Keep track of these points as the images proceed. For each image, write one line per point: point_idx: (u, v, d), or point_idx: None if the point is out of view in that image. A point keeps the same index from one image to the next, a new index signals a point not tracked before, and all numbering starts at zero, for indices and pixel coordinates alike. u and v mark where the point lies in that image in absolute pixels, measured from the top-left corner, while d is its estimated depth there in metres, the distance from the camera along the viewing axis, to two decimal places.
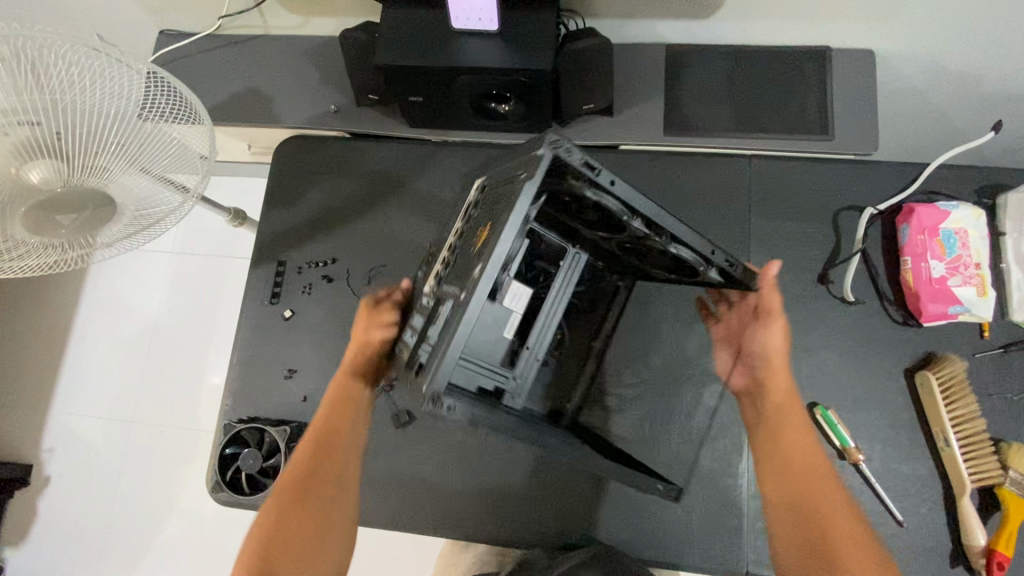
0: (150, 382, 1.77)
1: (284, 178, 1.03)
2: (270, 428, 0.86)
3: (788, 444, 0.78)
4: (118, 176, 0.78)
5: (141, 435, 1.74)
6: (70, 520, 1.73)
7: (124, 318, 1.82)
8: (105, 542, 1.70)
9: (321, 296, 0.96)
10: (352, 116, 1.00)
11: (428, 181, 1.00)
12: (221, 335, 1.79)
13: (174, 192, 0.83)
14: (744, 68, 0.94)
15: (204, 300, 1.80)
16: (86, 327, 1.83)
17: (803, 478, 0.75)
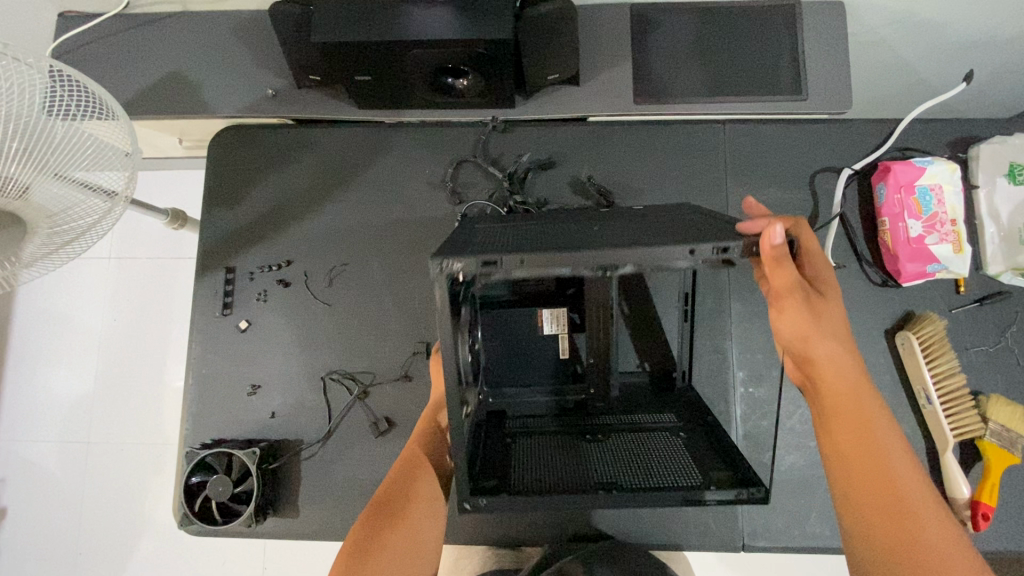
0: (103, 399, 1.65)
1: (224, 174, 0.93)
2: (238, 450, 0.80)
3: (852, 422, 0.58)
4: (32, 191, 0.66)
5: (101, 455, 1.64)
6: (35, 552, 1.62)
7: (65, 334, 1.68)
8: (76, 570, 1.61)
9: (279, 303, 0.89)
10: (294, 100, 0.90)
11: (386, 167, 0.92)
12: (176, 342, 1.67)
13: (98, 198, 0.73)
14: (714, 27, 0.88)
15: (153, 307, 1.67)
16: (24, 347, 1.68)
17: (877, 468, 0.56)
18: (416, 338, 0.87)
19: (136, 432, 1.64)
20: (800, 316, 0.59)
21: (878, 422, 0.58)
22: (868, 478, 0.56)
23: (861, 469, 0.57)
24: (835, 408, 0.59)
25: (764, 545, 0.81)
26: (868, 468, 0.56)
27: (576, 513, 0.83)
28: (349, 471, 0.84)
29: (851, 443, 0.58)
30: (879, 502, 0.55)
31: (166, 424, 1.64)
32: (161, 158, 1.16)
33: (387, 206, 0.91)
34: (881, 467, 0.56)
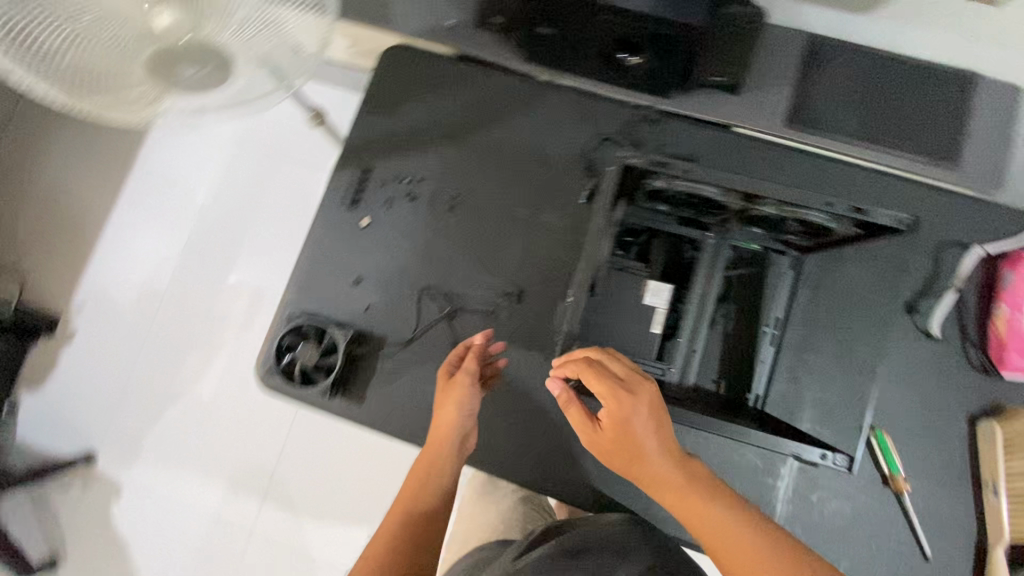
0: (187, 264, 1.79)
1: (383, 85, 1.00)
2: (334, 328, 0.87)
3: (667, 485, 0.63)
4: (230, 45, 0.74)
5: (171, 312, 1.77)
6: (88, 379, 1.76)
7: (173, 196, 1.82)
8: (118, 406, 1.74)
9: (400, 213, 0.95)
10: (468, 37, 0.97)
11: (531, 119, 0.96)
12: (264, 233, 1.78)
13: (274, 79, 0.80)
14: (885, 76, 0.90)
15: (254, 196, 1.79)
16: (136, 197, 1.83)
17: (702, 508, 0.61)
18: (511, 282, 0.92)
19: (207, 301, 1.76)
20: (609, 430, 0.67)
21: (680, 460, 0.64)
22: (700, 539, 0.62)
23: (694, 511, 0.62)
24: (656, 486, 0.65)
25: None
26: (697, 508, 0.61)
27: (613, 488, 0.86)
28: (417, 381, 0.89)
29: (689, 499, 0.62)
30: (719, 546, 0.60)
31: (234, 305, 1.76)
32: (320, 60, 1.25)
33: (521, 155, 0.95)
34: (707, 505, 0.61)
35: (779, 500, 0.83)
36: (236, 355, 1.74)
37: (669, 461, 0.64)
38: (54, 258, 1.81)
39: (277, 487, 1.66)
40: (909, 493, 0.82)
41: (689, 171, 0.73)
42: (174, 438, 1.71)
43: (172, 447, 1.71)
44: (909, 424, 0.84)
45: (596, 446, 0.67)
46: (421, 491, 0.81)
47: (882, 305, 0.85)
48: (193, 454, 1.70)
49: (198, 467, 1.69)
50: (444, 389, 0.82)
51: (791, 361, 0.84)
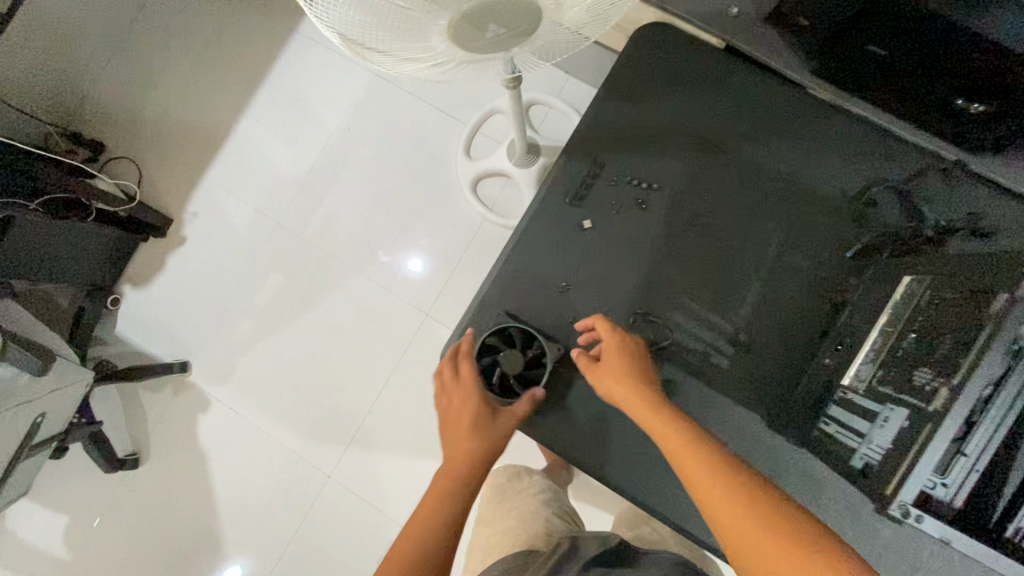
0: (308, 193, 1.71)
1: (632, 69, 0.87)
2: (545, 340, 0.81)
3: (691, 445, 0.58)
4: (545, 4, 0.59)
5: (283, 239, 1.71)
6: (191, 289, 1.73)
7: (305, 118, 1.72)
8: (216, 322, 1.71)
9: (626, 220, 0.84)
10: (750, 31, 0.82)
11: (800, 146, 0.83)
12: (393, 178, 1.68)
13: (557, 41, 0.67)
14: None
15: (388, 137, 1.69)
16: (266, 111, 1.74)
17: (710, 478, 0.55)
18: (742, 328, 0.80)
19: (322, 237, 1.69)
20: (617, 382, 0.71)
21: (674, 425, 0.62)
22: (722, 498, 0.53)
23: (710, 493, 0.53)
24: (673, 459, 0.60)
25: None
26: (716, 481, 0.54)
27: None
28: (614, 412, 0.81)
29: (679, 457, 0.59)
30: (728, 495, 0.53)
31: (347, 246, 1.68)
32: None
33: (779, 184, 0.82)
34: (728, 490, 0.53)
35: None
36: (340, 297, 1.67)
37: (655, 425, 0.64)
38: (175, 158, 1.75)
39: (360, 440, 1.62)
40: None
41: None
42: (266, 366, 1.68)
43: (263, 375, 1.68)
44: None
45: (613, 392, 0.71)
46: (445, 494, 0.69)
47: None
48: (282, 387, 1.67)
49: (285, 401, 1.66)
50: (450, 390, 0.79)
51: None
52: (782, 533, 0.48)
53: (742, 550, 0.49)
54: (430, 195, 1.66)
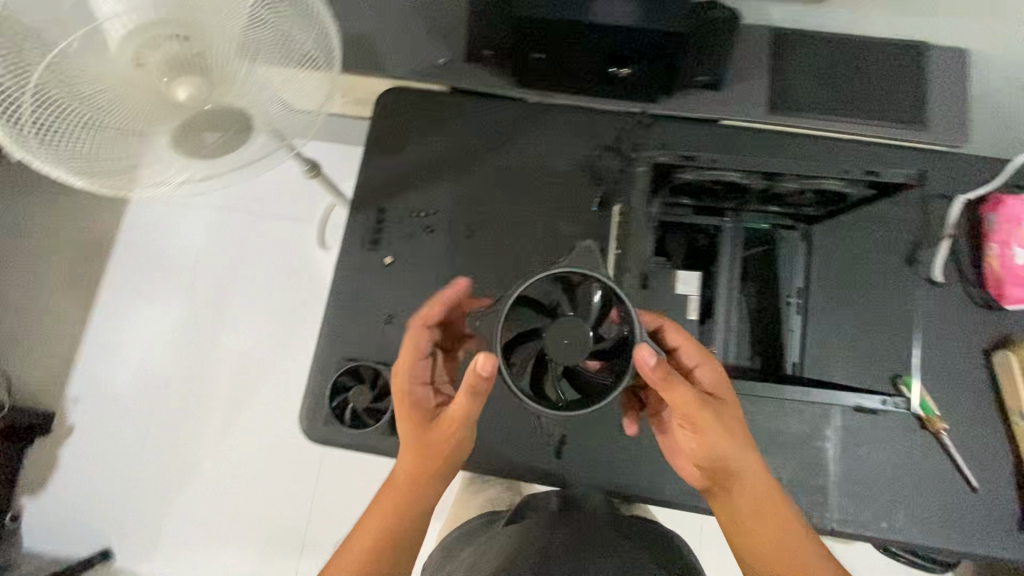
0: (181, 338, 1.71)
1: (385, 126, 1.03)
2: (385, 368, 0.91)
3: (761, 492, 0.70)
4: (238, 102, 0.76)
5: (173, 388, 1.69)
6: (93, 474, 1.67)
7: (158, 267, 1.74)
8: (128, 497, 1.64)
9: (421, 246, 0.97)
10: (460, 71, 1.01)
11: (531, 141, 1.00)
12: (257, 292, 1.71)
13: (273, 133, 0.79)
14: (845, 57, 0.99)
15: (241, 259, 1.72)
16: (120, 276, 1.76)
17: (762, 502, 0.70)
18: None
19: (207, 372, 1.68)
20: (687, 405, 0.68)
21: (738, 445, 0.70)
22: (755, 519, 0.69)
23: (768, 517, 0.69)
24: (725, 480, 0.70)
25: (848, 532, 0.85)
26: (770, 512, 0.69)
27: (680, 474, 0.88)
28: None
29: (764, 476, 0.70)
30: (773, 526, 0.69)
31: (234, 372, 1.67)
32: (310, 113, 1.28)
33: (528, 175, 1.00)
34: (778, 518, 0.69)
35: (831, 460, 0.87)
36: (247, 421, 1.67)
37: (734, 443, 0.69)
38: (39, 353, 1.72)
39: (309, 551, 1.58)
40: (945, 431, 0.87)
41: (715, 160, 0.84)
42: (192, 519, 1.62)
43: (190, 530, 1.61)
44: (933, 367, 0.90)
45: (683, 412, 0.69)
46: (409, 490, 0.73)
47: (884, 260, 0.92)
48: (215, 533, 1.61)
49: (222, 547, 1.60)
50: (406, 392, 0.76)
51: (823, 329, 0.90)
52: (832, 561, 0.68)
53: (750, 563, 0.68)
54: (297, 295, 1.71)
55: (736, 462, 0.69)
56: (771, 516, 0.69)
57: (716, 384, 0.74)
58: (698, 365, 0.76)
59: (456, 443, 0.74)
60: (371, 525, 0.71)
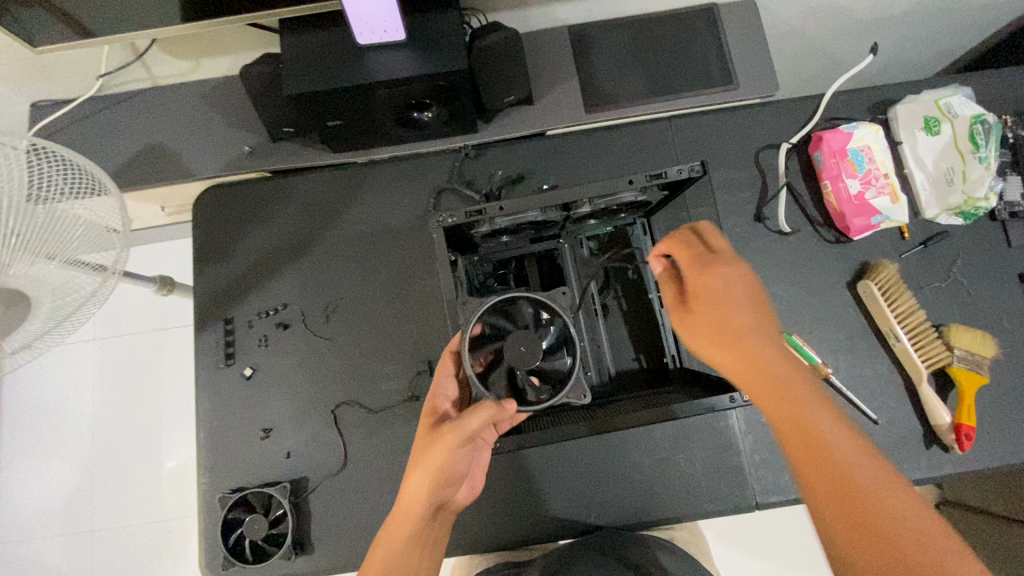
0: (99, 489, 1.51)
1: (210, 233, 0.96)
2: (273, 491, 0.84)
3: (861, 456, 0.48)
4: (25, 271, 0.70)
5: (105, 545, 1.48)
6: None
7: (35, 426, 1.53)
8: None
9: (280, 346, 0.91)
10: (270, 154, 0.95)
11: (366, 205, 0.96)
12: (172, 411, 1.54)
13: (90, 274, 0.79)
14: (646, 37, 0.98)
15: (123, 389, 1.54)
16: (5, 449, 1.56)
17: (860, 467, 0.48)
18: (417, 359, 0.91)
19: (141, 512, 1.50)
20: (719, 285, 0.55)
21: (803, 402, 0.51)
22: (863, 493, 0.46)
23: (880, 491, 0.46)
24: (813, 432, 0.49)
25: (773, 500, 0.86)
26: (875, 478, 0.47)
27: (604, 492, 0.86)
28: (372, 498, 0.86)
29: (840, 449, 0.48)
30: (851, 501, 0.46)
31: (173, 502, 1.50)
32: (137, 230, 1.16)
33: (371, 239, 0.95)
34: (896, 493, 0.46)
35: (738, 435, 0.87)
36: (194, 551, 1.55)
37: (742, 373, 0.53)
38: None
39: None
40: (833, 373, 0.88)
41: (506, 209, 0.63)
42: None
43: None
44: (807, 314, 0.91)
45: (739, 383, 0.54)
46: (411, 515, 0.63)
47: (732, 225, 0.94)
48: None
49: None
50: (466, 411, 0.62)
51: None
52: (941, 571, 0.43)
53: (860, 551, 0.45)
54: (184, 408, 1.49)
55: (821, 419, 0.50)
56: (843, 490, 0.47)
57: (805, 426, 0.49)
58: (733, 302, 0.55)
59: (449, 457, 0.63)
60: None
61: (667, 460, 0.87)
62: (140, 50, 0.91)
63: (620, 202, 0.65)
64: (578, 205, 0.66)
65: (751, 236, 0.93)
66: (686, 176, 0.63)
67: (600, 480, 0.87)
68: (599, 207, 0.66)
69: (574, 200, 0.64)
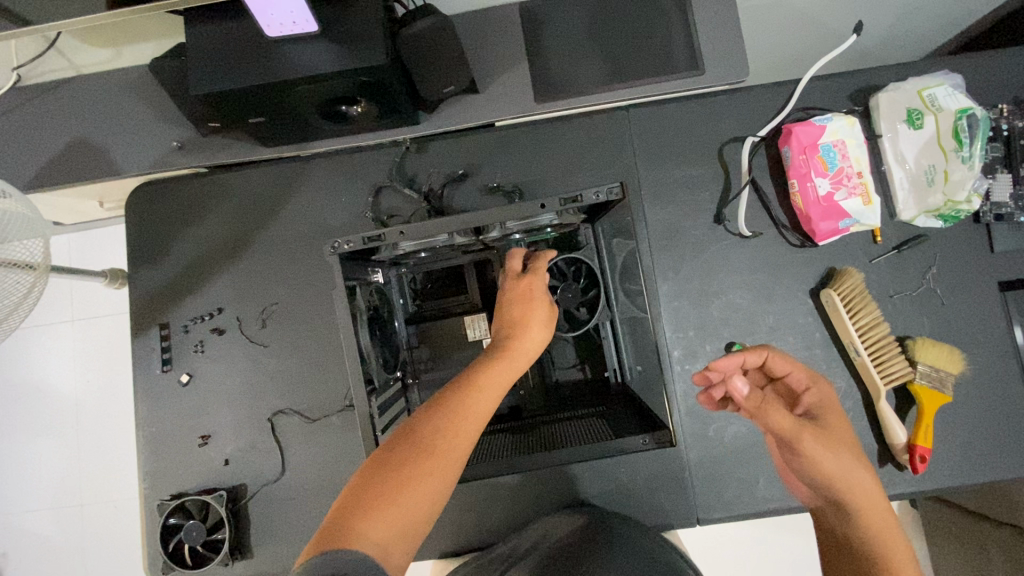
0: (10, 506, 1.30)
1: (144, 232, 0.93)
2: (209, 498, 0.83)
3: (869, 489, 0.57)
4: None
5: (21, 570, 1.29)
6: None
7: None
8: None
9: (218, 352, 0.90)
10: (198, 149, 0.89)
11: (302, 203, 0.92)
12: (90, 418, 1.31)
13: (21, 272, 0.77)
14: (605, 14, 0.89)
15: None
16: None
17: (879, 502, 0.57)
18: None
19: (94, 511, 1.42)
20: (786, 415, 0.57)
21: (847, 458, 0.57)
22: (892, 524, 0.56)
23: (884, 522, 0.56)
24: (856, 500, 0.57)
25: (715, 516, 0.84)
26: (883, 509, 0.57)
27: (541, 500, 0.86)
28: (308, 506, 0.86)
29: (886, 526, 0.56)
30: (884, 524, 0.56)
31: (90, 524, 1.29)
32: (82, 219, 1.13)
33: (309, 240, 0.91)
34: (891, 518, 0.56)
35: (682, 449, 0.84)
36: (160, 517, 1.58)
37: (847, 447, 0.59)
38: None
39: None
40: None
41: (408, 233, 0.62)
42: None
43: None
44: (763, 324, 0.86)
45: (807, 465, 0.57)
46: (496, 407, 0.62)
47: (689, 227, 0.88)
48: None
49: None
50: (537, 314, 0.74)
51: None
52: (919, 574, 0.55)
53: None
54: (86, 404, 1.31)
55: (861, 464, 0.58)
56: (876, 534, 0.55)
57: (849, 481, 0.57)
58: (805, 386, 0.65)
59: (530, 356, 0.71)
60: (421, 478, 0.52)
61: (607, 472, 0.85)
62: (52, 39, 0.82)
63: (535, 225, 0.64)
64: (490, 228, 0.65)
65: (708, 239, 0.88)
66: (597, 199, 0.63)
67: (538, 491, 0.86)
68: (512, 229, 0.65)
69: (484, 224, 0.63)
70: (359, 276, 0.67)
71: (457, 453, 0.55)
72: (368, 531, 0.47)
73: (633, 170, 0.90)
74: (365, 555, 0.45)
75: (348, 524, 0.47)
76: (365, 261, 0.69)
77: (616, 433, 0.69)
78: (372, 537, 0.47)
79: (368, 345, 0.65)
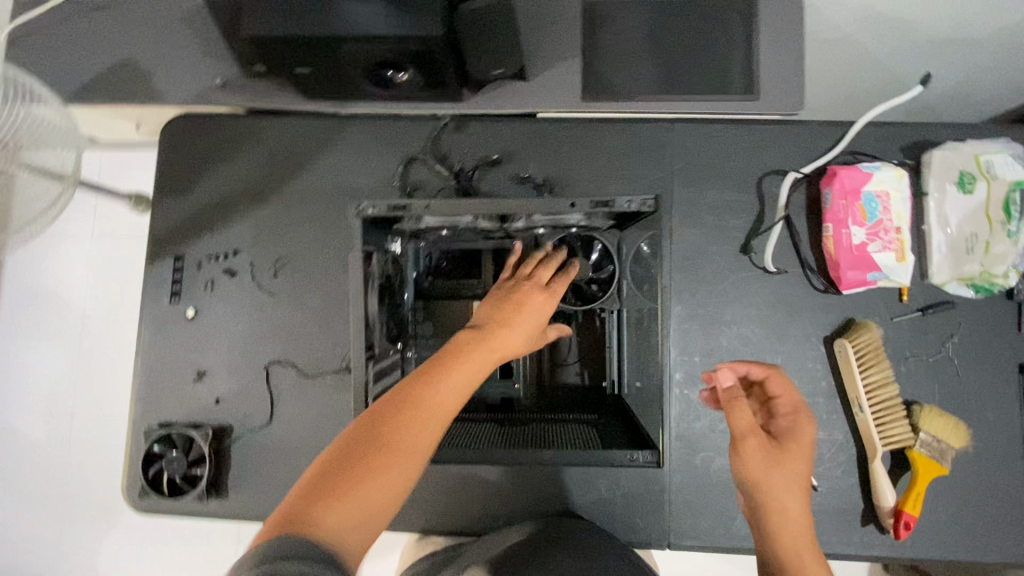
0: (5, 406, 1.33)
1: (174, 162, 0.93)
2: (195, 433, 0.84)
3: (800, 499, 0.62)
4: None
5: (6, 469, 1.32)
6: None
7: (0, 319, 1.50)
8: None
9: (226, 292, 0.90)
10: (240, 90, 0.89)
11: (333, 161, 0.91)
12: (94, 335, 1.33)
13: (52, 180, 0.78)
14: (670, 22, 0.86)
15: None
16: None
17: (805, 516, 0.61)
18: None
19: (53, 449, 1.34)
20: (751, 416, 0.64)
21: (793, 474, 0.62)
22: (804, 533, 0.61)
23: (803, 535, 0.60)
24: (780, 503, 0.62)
25: (687, 544, 0.83)
26: (804, 522, 0.61)
27: (516, 497, 0.85)
28: (289, 459, 0.87)
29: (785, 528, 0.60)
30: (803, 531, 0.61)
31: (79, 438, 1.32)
32: (112, 138, 1.13)
33: (333, 198, 0.91)
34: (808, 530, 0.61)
35: (665, 472, 0.83)
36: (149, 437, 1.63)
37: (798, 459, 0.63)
38: None
39: None
40: None
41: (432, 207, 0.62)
42: None
43: None
44: (771, 363, 0.84)
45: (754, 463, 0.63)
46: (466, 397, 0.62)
47: (714, 252, 0.87)
48: None
49: None
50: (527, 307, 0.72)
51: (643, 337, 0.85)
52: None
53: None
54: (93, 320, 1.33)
55: (798, 481, 0.62)
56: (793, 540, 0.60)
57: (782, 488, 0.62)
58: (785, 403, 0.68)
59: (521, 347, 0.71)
60: (386, 463, 0.51)
61: (588, 481, 0.84)
62: None
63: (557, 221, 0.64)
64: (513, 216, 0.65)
65: (730, 268, 0.86)
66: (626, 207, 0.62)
67: (515, 487, 0.85)
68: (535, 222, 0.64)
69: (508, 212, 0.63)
70: (377, 243, 0.67)
71: (426, 443, 0.55)
72: (331, 514, 0.46)
73: (667, 185, 0.88)
74: (327, 535, 0.44)
75: (310, 508, 0.46)
76: (386, 228, 0.69)
77: (604, 444, 0.69)
78: (333, 523, 0.46)
79: (374, 312, 0.65)
